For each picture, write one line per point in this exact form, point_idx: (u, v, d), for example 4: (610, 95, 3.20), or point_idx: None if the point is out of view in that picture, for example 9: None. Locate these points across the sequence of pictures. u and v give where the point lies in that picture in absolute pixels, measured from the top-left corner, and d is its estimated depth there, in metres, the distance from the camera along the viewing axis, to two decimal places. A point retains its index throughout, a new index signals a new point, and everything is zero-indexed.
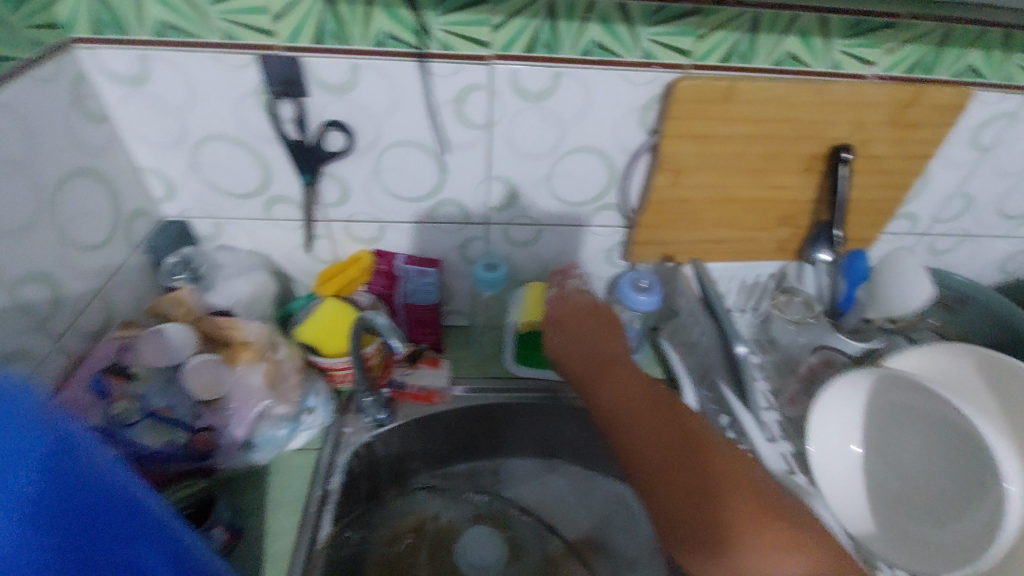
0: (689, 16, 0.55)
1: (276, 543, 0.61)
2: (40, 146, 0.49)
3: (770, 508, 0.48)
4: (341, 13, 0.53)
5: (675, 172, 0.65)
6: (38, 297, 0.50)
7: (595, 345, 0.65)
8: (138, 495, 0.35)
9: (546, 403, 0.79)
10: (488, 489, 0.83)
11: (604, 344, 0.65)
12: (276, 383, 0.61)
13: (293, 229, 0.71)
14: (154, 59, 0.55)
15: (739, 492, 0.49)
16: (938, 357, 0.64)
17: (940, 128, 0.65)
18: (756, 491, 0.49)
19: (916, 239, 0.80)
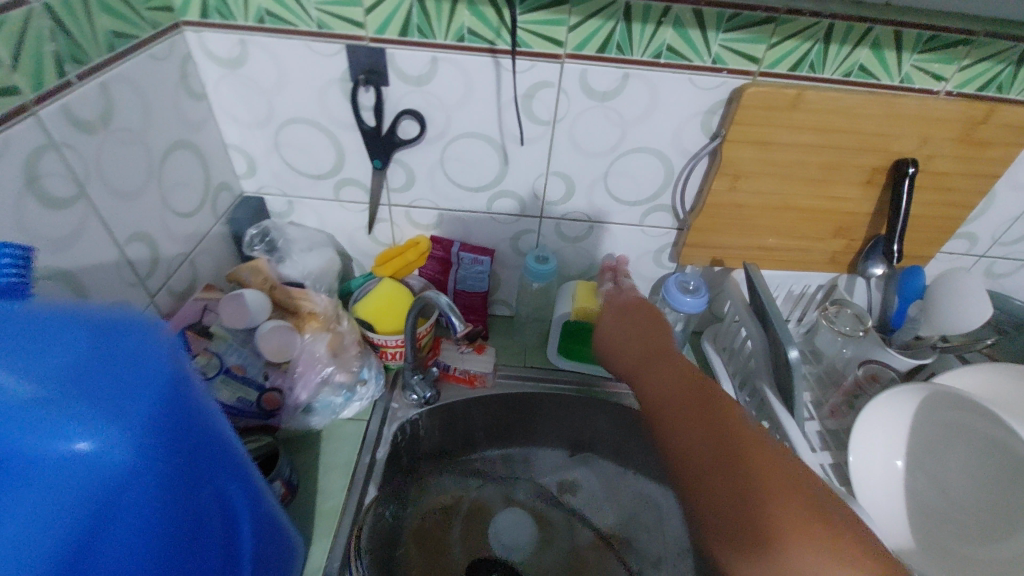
0: (763, 24, 0.56)
1: (326, 501, 0.65)
2: (152, 117, 0.55)
3: (805, 507, 0.47)
4: (428, 8, 0.56)
5: (734, 177, 0.66)
6: (140, 254, 0.55)
7: (643, 341, 0.67)
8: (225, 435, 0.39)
9: (584, 396, 0.82)
10: (520, 475, 0.85)
11: (649, 339, 0.67)
12: (338, 352, 0.66)
13: (358, 212, 0.75)
14: (252, 44, 0.59)
15: (782, 482, 0.49)
16: (989, 376, 0.63)
17: (1013, 148, 0.64)
18: (799, 488, 0.48)
19: (974, 260, 0.79)
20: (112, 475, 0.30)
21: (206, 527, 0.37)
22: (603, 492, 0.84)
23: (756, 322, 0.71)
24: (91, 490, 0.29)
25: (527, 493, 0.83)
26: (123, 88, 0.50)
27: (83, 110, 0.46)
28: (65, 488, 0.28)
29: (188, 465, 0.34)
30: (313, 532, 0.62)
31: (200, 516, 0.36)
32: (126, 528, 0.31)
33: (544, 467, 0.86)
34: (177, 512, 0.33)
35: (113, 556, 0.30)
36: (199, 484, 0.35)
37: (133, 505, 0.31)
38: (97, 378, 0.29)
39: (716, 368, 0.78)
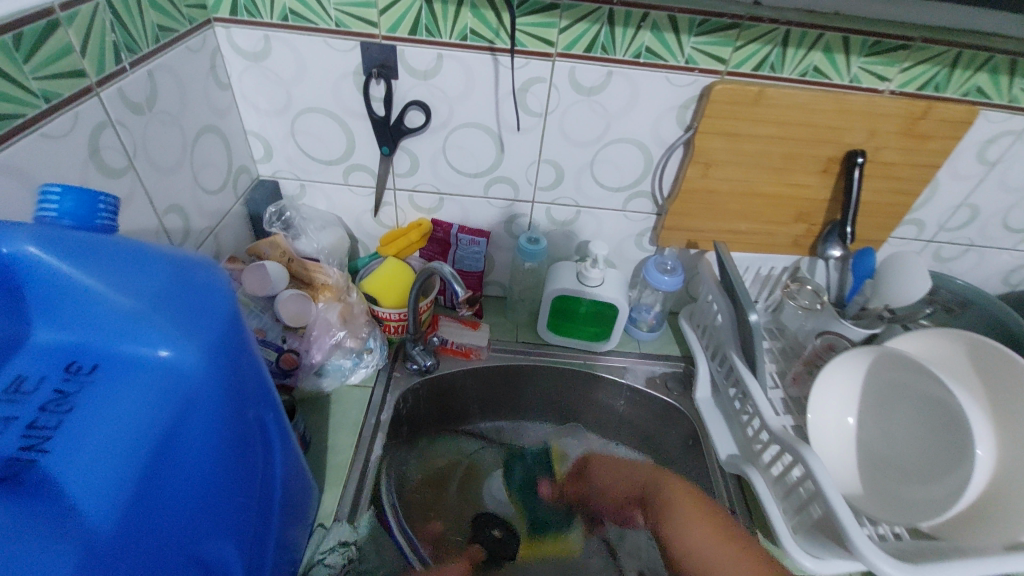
0: (729, 29, 0.64)
1: (336, 456, 0.71)
2: (186, 102, 0.62)
3: (712, 517, 0.70)
4: (435, 11, 0.63)
5: (705, 165, 0.74)
6: (174, 225, 0.62)
7: (617, 482, 0.86)
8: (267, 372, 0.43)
9: (570, 370, 0.88)
10: (510, 446, 0.92)
11: (631, 472, 0.86)
12: (348, 319, 0.73)
13: (365, 196, 0.82)
14: (275, 39, 0.66)
15: (694, 509, 0.73)
16: (930, 340, 0.71)
17: (949, 141, 0.72)
18: (705, 509, 0.72)
19: (923, 245, 0.88)
20: (185, 387, 0.34)
21: (251, 448, 0.41)
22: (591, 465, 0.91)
23: (726, 297, 0.79)
24: (169, 396, 0.34)
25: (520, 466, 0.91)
26: (164, 76, 0.57)
27: (134, 94, 0.53)
28: (150, 391, 0.34)
29: (242, 389, 0.38)
30: (325, 481, 0.68)
31: (248, 437, 0.41)
32: (195, 434, 0.36)
33: (532, 439, 0.94)
34: (234, 428, 0.38)
35: (185, 455, 0.35)
36: (250, 408, 0.40)
37: (202, 415, 0.35)
38: (176, 302, 0.34)
39: (691, 341, 0.87)
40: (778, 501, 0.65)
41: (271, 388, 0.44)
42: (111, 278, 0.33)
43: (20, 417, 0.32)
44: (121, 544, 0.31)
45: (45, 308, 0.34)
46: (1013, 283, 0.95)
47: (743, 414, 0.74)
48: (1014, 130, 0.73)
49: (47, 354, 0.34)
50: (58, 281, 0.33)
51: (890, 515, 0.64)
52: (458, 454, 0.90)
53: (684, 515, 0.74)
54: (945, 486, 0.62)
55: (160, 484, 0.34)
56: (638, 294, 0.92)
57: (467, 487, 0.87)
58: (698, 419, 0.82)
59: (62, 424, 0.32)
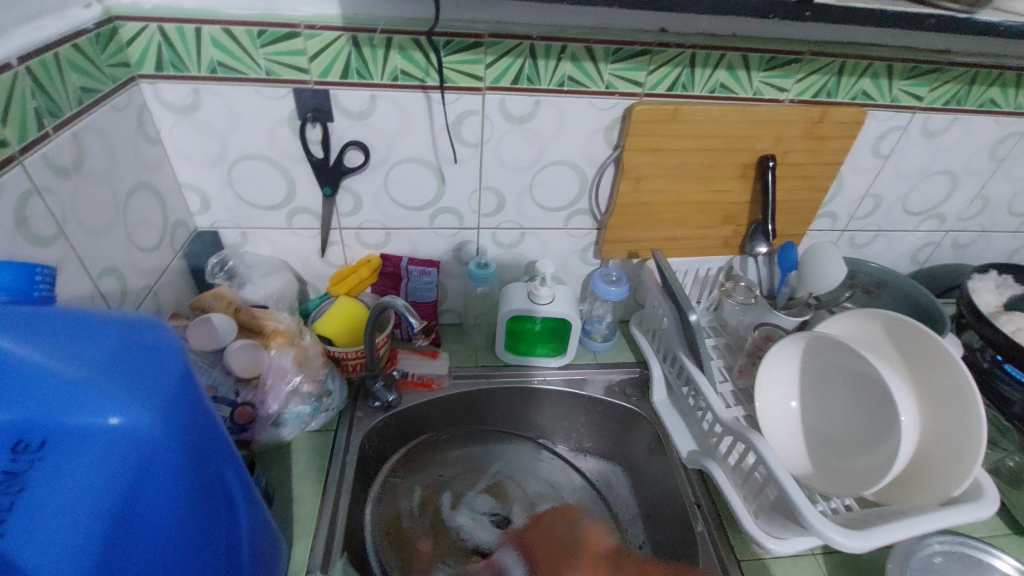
0: (640, 55, 0.70)
1: (302, 506, 0.69)
2: (116, 162, 0.61)
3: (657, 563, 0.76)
4: (365, 54, 0.66)
5: (635, 179, 0.79)
6: (111, 287, 0.60)
7: (555, 550, 0.81)
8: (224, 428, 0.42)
9: (526, 387, 0.90)
10: (489, 470, 0.90)
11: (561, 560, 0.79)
12: (304, 363, 0.72)
13: (311, 237, 0.82)
14: (206, 91, 0.67)
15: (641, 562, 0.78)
16: (852, 320, 0.78)
17: (846, 140, 0.80)
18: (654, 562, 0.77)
19: (838, 234, 0.96)
20: (141, 453, 0.34)
21: (214, 504, 0.41)
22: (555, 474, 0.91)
23: (668, 300, 0.83)
24: (125, 464, 0.34)
25: (500, 485, 0.89)
26: (92, 138, 0.57)
27: (60, 158, 0.53)
28: (106, 460, 0.33)
29: (199, 447, 0.38)
30: (293, 534, 0.66)
31: (211, 494, 0.40)
32: (156, 498, 0.36)
33: (510, 463, 0.92)
34: (195, 488, 0.38)
35: (146, 519, 0.35)
36: (211, 465, 0.40)
37: (161, 479, 0.35)
38: (126, 367, 0.34)
39: (643, 346, 0.91)
40: (738, 489, 0.69)
41: (229, 444, 0.43)
42: (57, 349, 0.33)
43: None
44: None
45: None
46: (921, 261, 1.04)
47: (697, 410, 0.78)
48: (899, 125, 0.83)
49: None
50: None
51: (837, 487, 0.69)
52: (435, 482, 0.87)
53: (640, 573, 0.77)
54: (880, 454, 0.67)
55: (122, 552, 0.34)
56: (589, 307, 0.95)
57: (449, 512, 0.84)
58: (657, 421, 0.85)
59: (17, 504, 0.32)
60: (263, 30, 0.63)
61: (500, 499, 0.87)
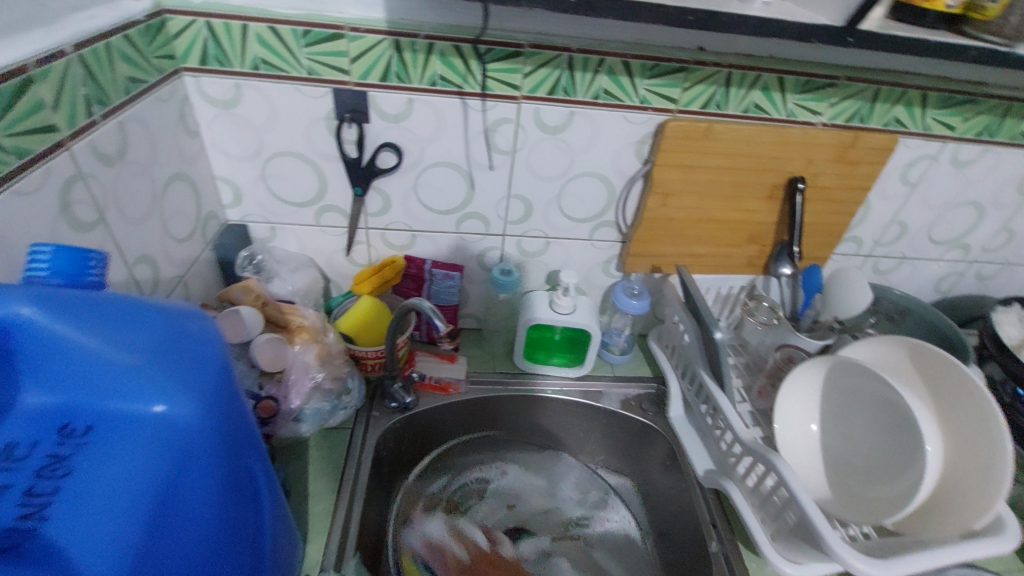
0: (677, 72, 0.70)
1: (318, 504, 0.69)
2: (157, 152, 0.62)
3: None
4: (405, 59, 0.66)
5: (664, 195, 0.79)
6: (144, 275, 0.61)
7: None
8: (256, 424, 0.42)
9: (536, 396, 0.90)
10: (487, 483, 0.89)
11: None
12: (326, 360, 0.72)
13: (337, 236, 0.83)
14: (247, 87, 0.68)
15: None
16: (879, 346, 0.78)
17: (876, 165, 0.80)
18: None
19: (862, 259, 0.96)
20: (183, 441, 0.34)
21: (244, 499, 0.41)
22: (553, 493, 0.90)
23: (691, 317, 0.82)
24: (166, 452, 0.34)
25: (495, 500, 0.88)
26: (136, 128, 0.58)
27: (105, 146, 0.54)
28: (148, 449, 0.33)
29: (235, 441, 0.38)
30: (308, 531, 0.66)
31: (242, 489, 0.40)
32: (192, 490, 0.35)
33: (505, 479, 0.91)
34: (229, 482, 0.38)
35: (183, 511, 0.35)
36: (245, 458, 0.39)
37: (198, 471, 0.35)
38: (173, 356, 0.34)
39: (661, 362, 0.91)
40: (756, 511, 0.68)
41: (260, 441, 0.43)
42: (107, 334, 0.33)
43: (16, 484, 0.31)
44: None
45: (36, 368, 0.33)
46: (944, 291, 1.04)
47: (715, 429, 0.77)
48: (930, 154, 0.82)
49: (34, 419, 0.33)
50: (50, 340, 0.32)
51: (857, 515, 0.68)
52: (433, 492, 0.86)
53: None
54: (903, 484, 0.66)
55: (160, 543, 0.34)
56: (609, 319, 0.95)
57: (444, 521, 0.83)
58: (673, 438, 0.85)
59: (60, 489, 0.32)
60: (307, 31, 0.64)
61: (497, 514, 0.86)
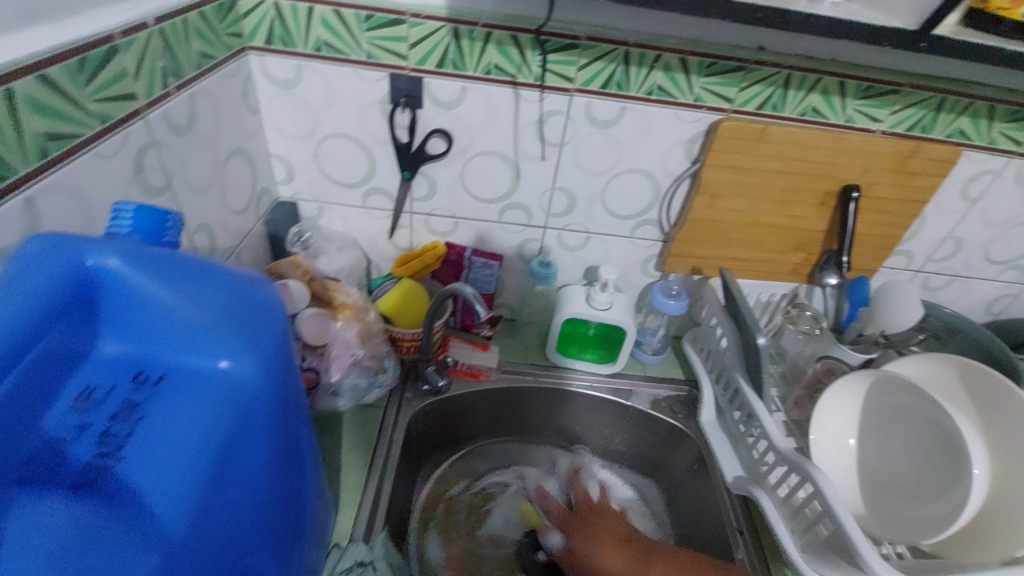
0: (735, 71, 0.69)
1: (349, 476, 0.71)
2: (221, 126, 0.65)
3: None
4: (462, 46, 0.67)
5: (711, 196, 0.78)
6: (202, 243, 0.63)
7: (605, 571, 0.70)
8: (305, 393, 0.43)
9: (565, 391, 0.89)
10: (510, 481, 0.90)
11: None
12: (366, 338, 0.74)
13: (382, 218, 0.84)
14: (308, 68, 0.70)
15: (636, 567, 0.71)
16: (926, 362, 0.76)
17: (936, 178, 0.77)
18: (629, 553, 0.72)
19: (912, 274, 0.93)
20: (246, 399, 0.36)
21: (291, 464, 0.42)
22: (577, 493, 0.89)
23: (731, 322, 0.81)
24: (230, 407, 0.35)
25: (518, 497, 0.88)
26: (204, 100, 0.61)
27: (176, 116, 0.56)
28: (213, 403, 0.35)
29: (288, 405, 0.39)
30: (340, 502, 0.68)
31: (290, 453, 0.41)
32: (249, 448, 0.36)
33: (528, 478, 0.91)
34: (281, 444, 0.39)
35: (240, 465, 0.36)
36: (293, 424, 0.41)
37: (256, 429, 0.37)
38: (241, 317, 0.36)
39: (695, 364, 0.90)
40: (787, 521, 0.67)
41: (307, 410, 0.44)
42: (184, 290, 0.35)
43: (93, 425, 0.33)
44: (187, 552, 0.32)
45: (117, 317, 0.35)
46: (995, 312, 1.00)
47: (748, 437, 0.76)
48: (993, 169, 0.79)
49: (111, 365, 0.35)
50: (131, 292, 0.35)
51: (892, 534, 0.66)
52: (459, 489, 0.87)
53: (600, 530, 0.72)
54: (944, 505, 0.64)
55: (219, 497, 0.35)
56: (644, 319, 0.95)
57: (468, 516, 0.85)
58: (703, 442, 0.84)
59: (134, 433, 0.33)
60: (370, 15, 0.65)
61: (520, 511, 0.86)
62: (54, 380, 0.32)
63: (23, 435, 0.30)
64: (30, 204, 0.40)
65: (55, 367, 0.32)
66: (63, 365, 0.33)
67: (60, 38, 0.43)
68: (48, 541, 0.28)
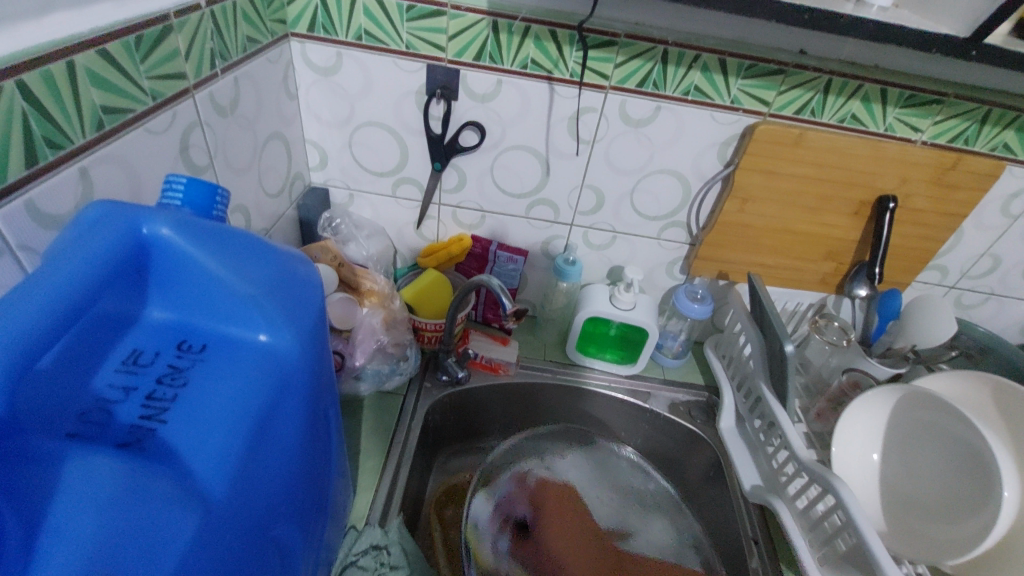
0: (774, 74, 0.68)
1: (367, 460, 0.71)
2: (262, 109, 0.66)
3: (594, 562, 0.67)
4: (500, 40, 0.68)
5: (743, 200, 0.77)
6: (237, 224, 0.65)
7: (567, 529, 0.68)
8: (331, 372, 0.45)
9: (582, 389, 0.89)
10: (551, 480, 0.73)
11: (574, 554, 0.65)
12: (391, 326, 0.75)
13: (411, 208, 0.85)
14: (348, 56, 0.71)
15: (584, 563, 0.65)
16: (958, 379, 0.73)
17: (977, 192, 0.75)
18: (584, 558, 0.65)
19: (945, 290, 0.91)
20: (282, 370, 0.37)
21: (317, 439, 0.44)
22: (624, 504, 0.77)
23: (756, 327, 0.80)
24: (267, 378, 0.36)
25: None
26: (247, 83, 0.62)
27: (221, 97, 0.58)
28: (253, 372, 0.36)
29: (318, 381, 0.41)
30: (357, 485, 0.69)
31: (316, 428, 0.43)
32: (282, 419, 0.38)
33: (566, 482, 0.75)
34: (310, 418, 0.41)
35: (273, 436, 0.38)
36: (321, 401, 0.42)
37: (290, 399, 0.38)
38: (283, 291, 0.37)
39: (716, 371, 0.89)
40: (805, 533, 0.66)
41: (333, 389, 0.46)
42: (230, 262, 0.36)
43: (139, 388, 0.34)
44: (225, 516, 0.33)
45: (163, 286, 0.37)
46: None
47: (768, 446, 0.75)
48: None
49: (155, 332, 0.36)
50: (180, 262, 0.36)
51: (916, 552, 0.65)
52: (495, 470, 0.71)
53: (565, 519, 0.69)
54: (972, 526, 0.63)
55: (256, 466, 0.36)
56: (665, 321, 0.94)
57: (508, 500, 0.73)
58: (721, 449, 0.83)
59: (178, 396, 0.34)
60: (412, 6, 0.66)
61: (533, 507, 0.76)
62: (100, 345, 0.34)
63: (71, 394, 0.32)
64: (84, 173, 0.42)
65: (102, 331, 0.34)
66: (109, 330, 0.34)
67: (120, 15, 0.44)
68: (102, 494, 0.28)
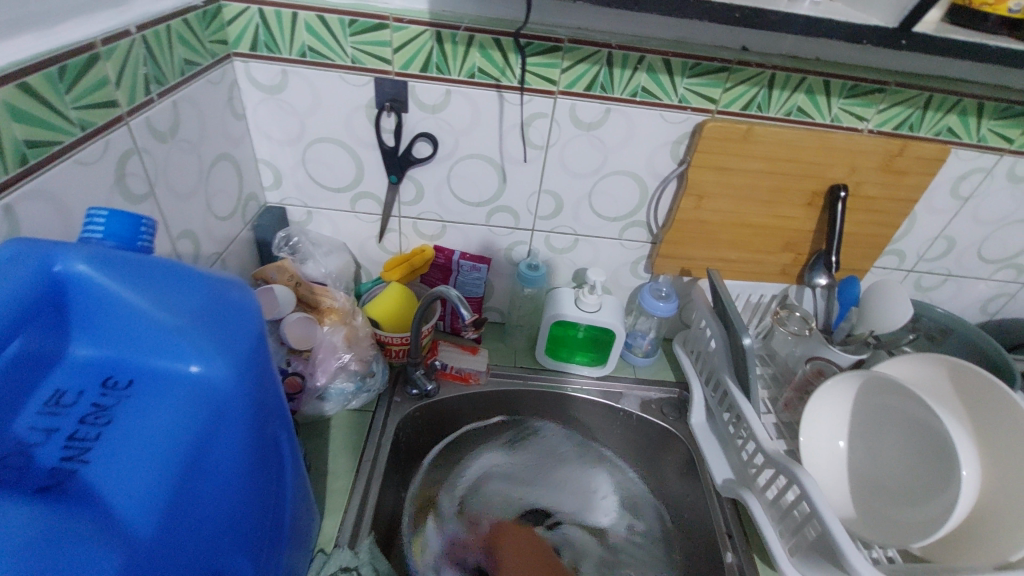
0: (719, 71, 0.69)
1: (336, 481, 0.70)
2: (206, 131, 0.65)
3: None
4: (446, 50, 0.67)
5: (698, 197, 0.78)
6: (186, 249, 0.63)
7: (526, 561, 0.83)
8: (281, 396, 0.44)
9: (555, 393, 0.89)
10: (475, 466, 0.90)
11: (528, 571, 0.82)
12: (353, 343, 0.74)
13: (370, 222, 0.85)
14: (293, 74, 0.70)
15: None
16: (914, 363, 0.75)
17: (925, 176, 0.77)
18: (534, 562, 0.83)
19: (904, 274, 0.92)
20: (216, 402, 0.36)
21: (268, 465, 0.43)
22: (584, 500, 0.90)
23: (720, 323, 0.81)
24: (200, 411, 0.36)
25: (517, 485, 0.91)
26: (187, 107, 0.61)
27: (159, 123, 0.57)
28: (184, 405, 0.35)
29: (263, 407, 0.40)
30: (325, 507, 0.68)
31: (266, 455, 0.42)
32: (220, 451, 0.37)
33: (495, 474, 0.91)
34: (255, 446, 0.40)
35: (209, 468, 0.37)
36: (268, 427, 0.42)
37: (229, 430, 0.37)
38: (215, 319, 0.36)
39: (685, 366, 0.89)
40: (775, 524, 0.66)
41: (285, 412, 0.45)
42: (155, 294, 0.35)
43: (62, 428, 0.33)
44: (153, 556, 0.32)
45: (85, 324, 0.36)
46: (991, 312, 0.99)
47: (737, 439, 0.75)
48: (984, 167, 0.79)
49: (78, 371, 0.36)
50: (101, 296, 0.35)
51: (878, 535, 0.66)
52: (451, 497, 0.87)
53: (521, 551, 0.84)
54: (931, 509, 0.63)
55: (188, 500, 0.35)
56: (634, 321, 0.94)
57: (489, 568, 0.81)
58: (693, 444, 0.83)
59: (102, 435, 0.33)
60: (353, 20, 0.65)
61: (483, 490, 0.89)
62: (22, 385, 0.33)
63: None
64: (8, 209, 0.41)
65: (25, 371, 0.33)
66: (31, 370, 0.34)
67: (42, 47, 0.43)
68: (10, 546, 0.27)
